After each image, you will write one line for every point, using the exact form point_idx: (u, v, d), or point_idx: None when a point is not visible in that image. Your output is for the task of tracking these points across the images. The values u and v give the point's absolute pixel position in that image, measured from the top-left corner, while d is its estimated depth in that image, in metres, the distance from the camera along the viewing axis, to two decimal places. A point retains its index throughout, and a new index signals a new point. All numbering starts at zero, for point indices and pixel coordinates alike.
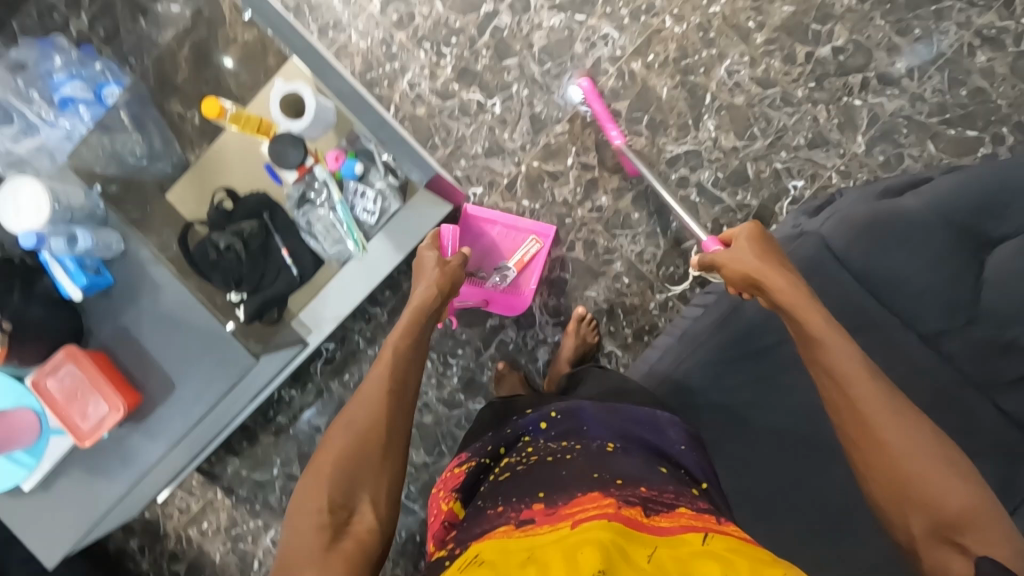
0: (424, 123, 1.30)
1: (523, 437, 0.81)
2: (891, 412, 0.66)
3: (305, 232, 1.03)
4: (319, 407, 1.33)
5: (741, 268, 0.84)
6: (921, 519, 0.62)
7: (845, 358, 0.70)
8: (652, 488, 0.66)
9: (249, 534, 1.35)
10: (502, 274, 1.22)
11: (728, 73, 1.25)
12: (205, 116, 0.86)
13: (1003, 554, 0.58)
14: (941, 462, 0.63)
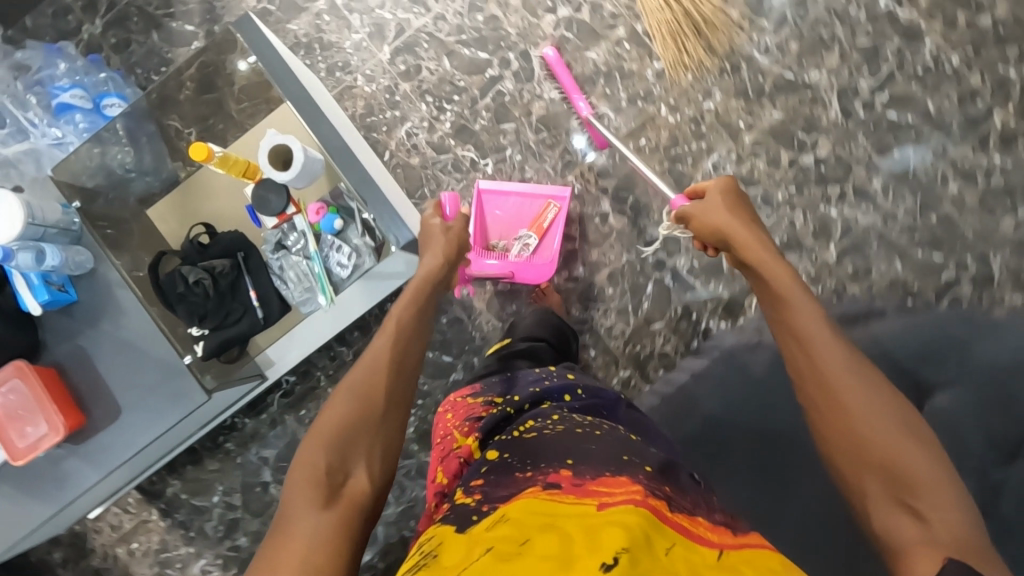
0: (416, 172, 1.32)
1: (545, 401, 0.83)
2: (858, 380, 0.65)
3: (277, 276, 0.97)
4: (271, 440, 1.32)
5: (712, 226, 0.87)
6: (881, 488, 0.61)
7: (814, 322, 0.69)
8: (677, 489, 0.64)
9: (178, 561, 1.31)
10: (526, 242, 1.25)
11: (715, 166, 1.29)
12: (193, 159, 0.84)
13: (955, 519, 0.57)
14: (904, 432, 0.62)
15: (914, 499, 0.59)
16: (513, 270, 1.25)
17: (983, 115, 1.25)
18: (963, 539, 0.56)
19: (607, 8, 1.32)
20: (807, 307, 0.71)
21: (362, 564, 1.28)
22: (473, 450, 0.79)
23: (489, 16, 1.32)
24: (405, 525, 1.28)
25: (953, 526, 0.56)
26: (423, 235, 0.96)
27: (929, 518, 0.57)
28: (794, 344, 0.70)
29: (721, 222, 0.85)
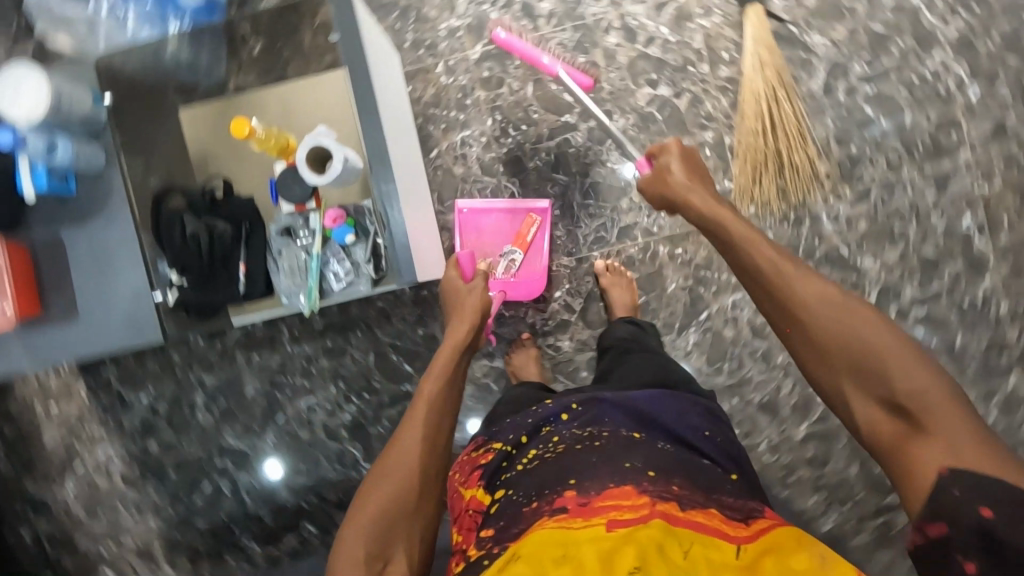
0: (454, 181, 1.28)
1: (544, 427, 0.82)
2: (821, 302, 0.69)
3: (272, 262, 0.91)
4: (215, 368, 1.33)
5: (664, 184, 0.93)
6: (863, 392, 0.65)
7: (772, 255, 0.75)
8: (685, 486, 0.69)
9: (88, 438, 1.34)
10: (512, 260, 1.20)
11: (733, 304, 1.28)
12: (232, 132, 0.80)
13: (935, 398, 0.60)
14: (876, 333, 0.65)
15: (900, 398, 0.62)
16: (503, 288, 1.21)
17: (1002, 371, 1.24)
18: (951, 426, 0.59)
19: (705, 107, 1.26)
20: (761, 246, 0.76)
21: (253, 512, 1.33)
22: (482, 500, 0.79)
23: (591, 62, 1.26)
24: (305, 498, 1.33)
25: (937, 412, 0.60)
26: (455, 301, 1.00)
27: (918, 418, 0.61)
28: (759, 281, 0.75)
29: (674, 180, 0.92)
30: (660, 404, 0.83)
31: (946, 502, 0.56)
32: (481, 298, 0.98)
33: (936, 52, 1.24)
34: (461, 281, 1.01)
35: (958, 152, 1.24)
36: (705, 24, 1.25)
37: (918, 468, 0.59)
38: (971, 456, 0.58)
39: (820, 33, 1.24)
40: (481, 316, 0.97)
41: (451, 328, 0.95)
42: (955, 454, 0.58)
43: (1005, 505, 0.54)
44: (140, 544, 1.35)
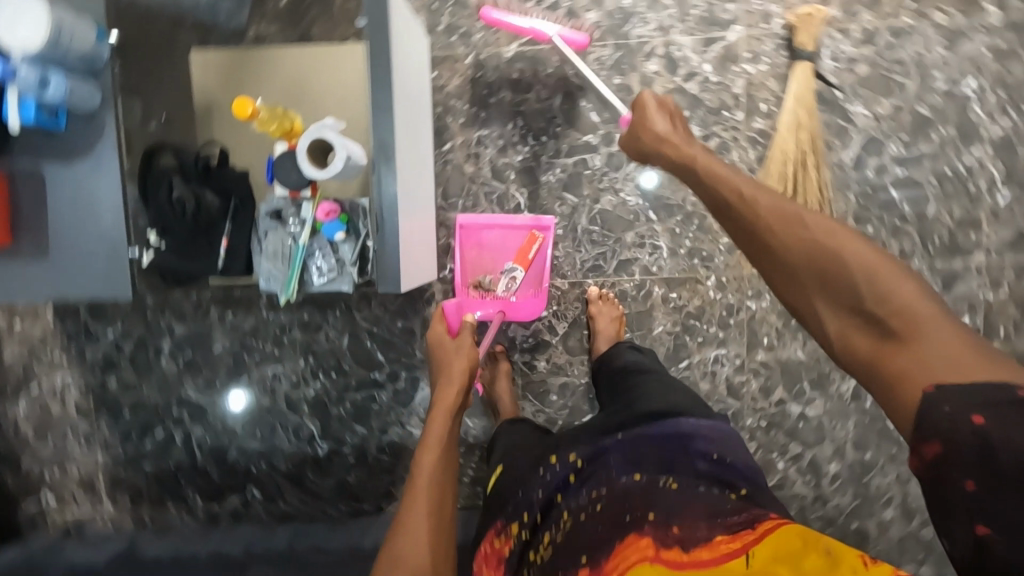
0: (462, 179, 1.24)
1: (555, 495, 0.83)
2: (775, 219, 0.65)
3: (256, 241, 0.88)
4: (187, 318, 1.30)
5: (635, 124, 0.90)
6: (833, 306, 0.61)
7: (727, 179, 0.72)
8: (687, 526, 0.68)
9: (47, 361, 1.32)
10: (512, 278, 1.16)
11: (715, 358, 1.26)
12: (236, 110, 0.79)
13: (910, 300, 0.58)
14: (845, 244, 0.61)
15: (872, 309, 0.59)
16: (503, 308, 1.17)
17: None
18: (930, 332, 0.56)
19: (731, 155, 1.22)
20: (718, 173, 0.74)
21: (201, 466, 1.33)
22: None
23: (625, 86, 1.21)
24: (256, 463, 1.33)
25: (914, 315, 0.57)
26: (439, 363, 1.02)
27: (895, 329, 0.57)
28: (720, 203, 0.72)
29: (647, 118, 0.88)
30: (663, 436, 0.84)
31: (938, 413, 0.53)
32: (467, 355, 1.01)
33: (976, 148, 1.20)
34: (448, 336, 1.04)
35: (973, 253, 1.21)
36: (750, 70, 1.20)
37: (902, 380, 0.56)
38: (959, 362, 0.54)
39: (864, 103, 1.20)
40: (469, 374, 0.99)
41: (440, 390, 0.96)
42: (932, 364, 0.55)
43: (994, 408, 0.52)
44: (84, 475, 1.35)
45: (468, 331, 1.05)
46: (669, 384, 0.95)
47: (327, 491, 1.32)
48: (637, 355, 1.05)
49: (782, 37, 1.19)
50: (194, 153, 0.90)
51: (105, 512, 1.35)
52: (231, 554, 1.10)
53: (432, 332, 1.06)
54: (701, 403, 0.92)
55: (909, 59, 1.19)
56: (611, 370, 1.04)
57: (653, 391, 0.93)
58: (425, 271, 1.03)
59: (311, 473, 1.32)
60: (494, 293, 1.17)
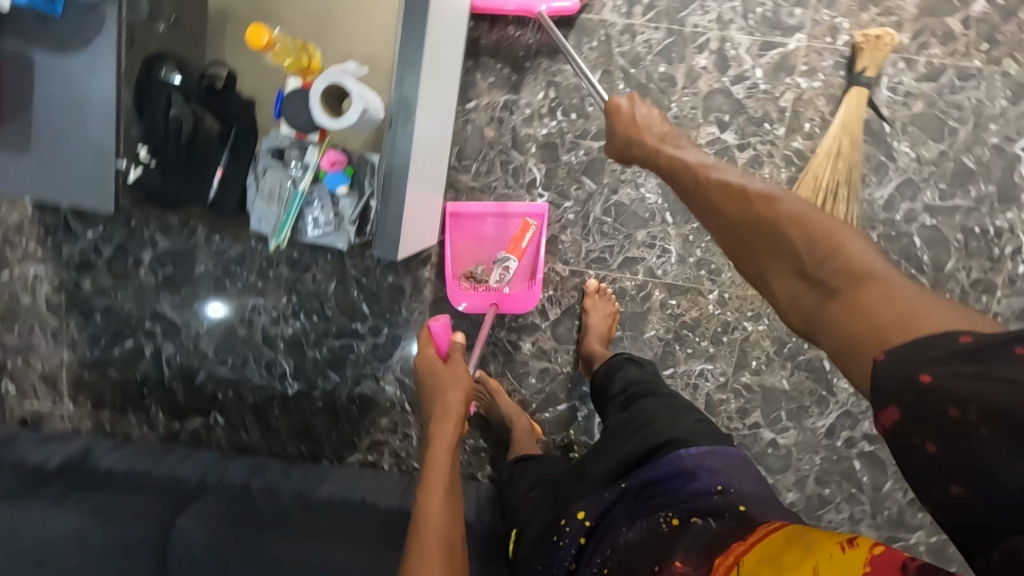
0: (481, 143, 1.18)
1: (571, 564, 0.82)
2: (723, 195, 0.62)
3: (253, 177, 0.82)
4: (173, 233, 1.25)
5: (611, 126, 0.88)
6: (777, 270, 0.54)
7: (683, 165, 0.70)
8: (687, 556, 0.67)
9: (21, 250, 1.28)
10: (506, 267, 1.14)
11: (700, 372, 1.25)
12: (251, 39, 0.75)
13: (852, 256, 0.50)
14: (784, 207, 0.56)
15: (810, 267, 0.52)
16: (497, 300, 1.15)
17: (911, 525, 1.28)
18: (876, 285, 0.48)
19: (762, 171, 1.16)
20: (679, 161, 0.72)
21: (168, 382, 1.32)
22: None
23: (668, 76, 1.14)
24: (223, 390, 1.31)
25: (858, 271, 0.49)
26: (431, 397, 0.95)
27: (835, 285, 0.50)
28: (680, 185, 0.69)
29: (626, 114, 0.87)
30: (663, 477, 0.82)
31: (890, 374, 0.45)
32: (463, 387, 0.94)
33: (1011, 212, 1.15)
34: (438, 360, 0.98)
35: (979, 316, 1.19)
36: (802, 84, 1.13)
37: (851, 340, 0.48)
38: (907, 318, 0.46)
39: (911, 143, 1.14)
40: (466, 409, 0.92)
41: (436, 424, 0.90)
42: (873, 322, 0.47)
43: (950, 365, 0.43)
44: (47, 370, 1.33)
45: (460, 353, 0.99)
46: (675, 408, 0.94)
47: (291, 431, 1.32)
48: (634, 369, 1.05)
49: (844, 55, 1.12)
50: (199, 70, 0.83)
51: (64, 410, 1.34)
52: (184, 479, 1.09)
53: (422, 357, 1.00)
54: (707, 424, 0.93)
55: (969, 105, 1.12)
56: (609, 395, 1.05)
57: (661, 415, 0.93)
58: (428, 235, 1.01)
59: (277, 410, 1.31)
60: (487, 285, 1.16)
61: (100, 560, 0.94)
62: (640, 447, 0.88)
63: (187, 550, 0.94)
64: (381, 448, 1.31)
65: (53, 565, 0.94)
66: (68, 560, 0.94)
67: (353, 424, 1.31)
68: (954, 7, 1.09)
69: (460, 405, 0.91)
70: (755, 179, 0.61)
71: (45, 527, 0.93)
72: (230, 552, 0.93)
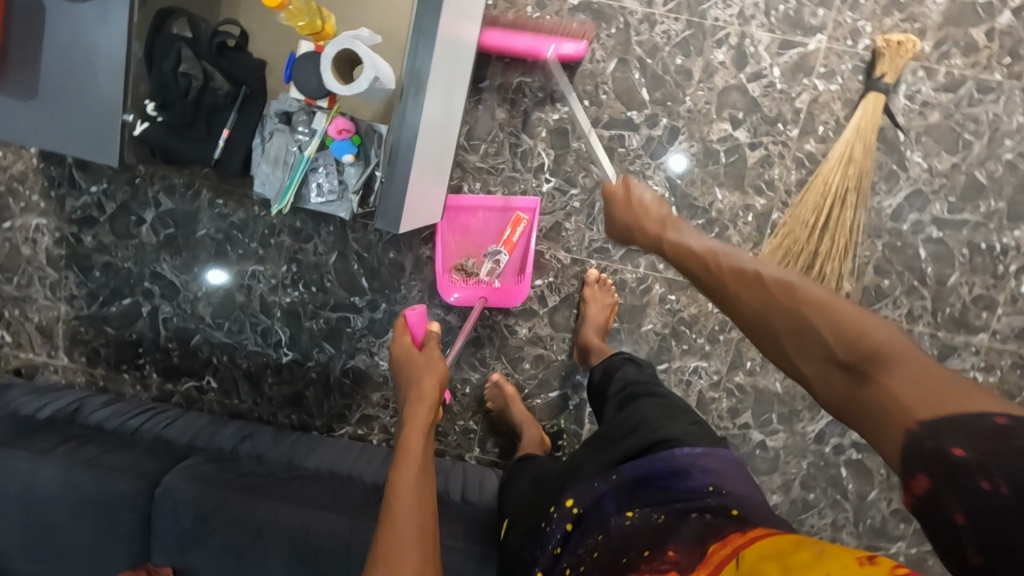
0: (492, 124, 1.18)
1: (557, 547, 0.81)
2: (740, 281, 0.63)
3: (260, 140, 0.83)
4: (176, 194, 1.25)
5: (611, 211, 0.88)
6: (805, 357, 0.56)
7: (690, 250, 0.72)
8: (680, 546, 0.67)
9: (24, 201, 1.28)
10: (496, 261, 1.17)
11: (694, 369, 1.25)
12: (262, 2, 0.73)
13: (876, 339, 0.52)
14: (803, 294, 0.58)
15: (837, 350, 0.53)
16: (486, 294, 1.17)
17: (893, 535, 1.29)
18: (902, 363, 0.50)
19: (772, 172, 1.15)
20: (687, 246, 0.73)
21: (162, 342, 1.32)
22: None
23: (685, 68, 1.13)
24: (218, 354, 1.32)
25: (885, 352, 0.51)
26: (405, 382, 0.95)
27: (863, 368, 0.51)
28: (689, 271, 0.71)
29: (626, 195, 0.86)
30: (657, 473, 0.82)
31: (918, 445, 0.45)
32: (438, 371, 0.95)
33: (1019, 230, 1.14)
34: (414, 348, 0.98)
35: (978, 333, 1.19)
36: (819, 87, 1.12)
37: (881, 419, 0.49)
38: (934, 392, 0.47)
39: (924, 153, 1.13)
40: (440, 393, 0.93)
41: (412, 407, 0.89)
42: (902, 401, 0.48)
43: (976, 436, 0.42)
44: (44, 322, 1.33)
45: (435, 342, 1.00)
46: (670, 409, 0.94)
47: (282, 400, 1.32)
48: (632, 369, 1.06)
49: (864, 59, 1.10)
50: (211, 27, 0.82)
51: (58, 363, 1.35)
52: (173, 439, 1.10)
53: (396, 347, 1.00)
54: (703, 427, 0.93)
55: (986, 119, 1.11)
56: (606, 393, 1.06)
57: (656, 415, 0.93)
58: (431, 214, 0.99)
59: (270, 378, 1.32)
60: (477, 278, 1.19)
61: (86, 511, 0.95)
62: (631, 440, 0.88)
63: (171, 508, 0.95)
64: (371, 423, 1.32)
65: (38, 513, 0.95)
66: (54, 509, 0.95)
67: (346, 398, 1.31)
68: (979, 18, 1.08)
69: (436, 388, 0.92)
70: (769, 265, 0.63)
71: (33, 474, 0.95)
72: (214, 512, 0.94)
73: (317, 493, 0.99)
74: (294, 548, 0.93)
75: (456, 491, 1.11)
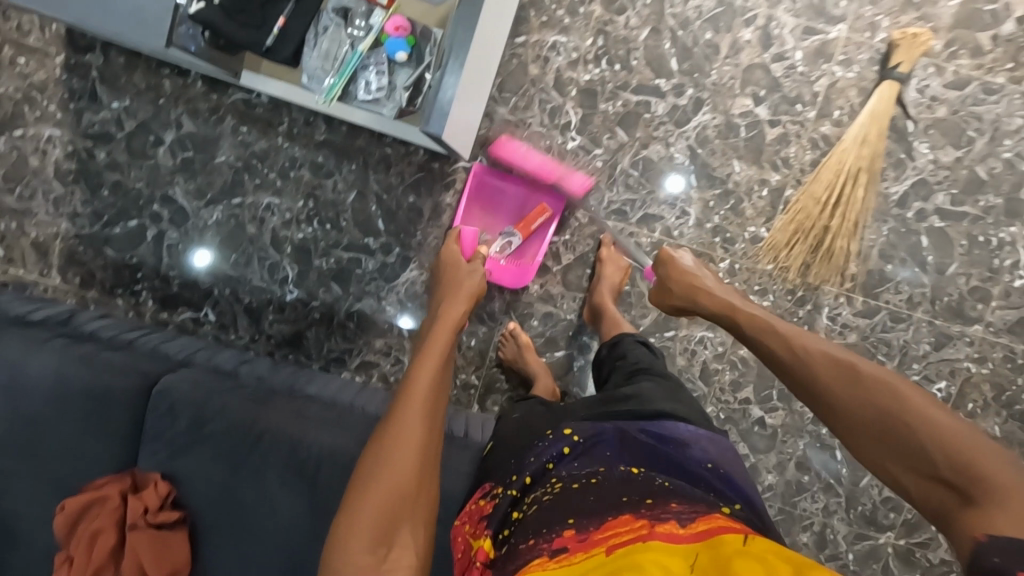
0: (523, 79, 1.21)
1: (548, 463, 0.72)
2: (832, 376, 0.66)
3: (313, 34, 0.84)
4: (200, 117, 1.24)
5: (663, 272, 0.97)
6: (905, 467, 0.59)
7: (776, 338, 0.74)
8: (684, 502, 0.62)
9: (41, 110, 1.25)
10: (507, 242, 1.20)
11: (700, 338, 1.26)
12: None
13: (970, 456, 0.54)
14: (897, 404, 0.61)
15: (940, 469, 0.56)
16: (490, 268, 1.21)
17: (882, 525, 1.29)
18: (997, 489, 0.52)
19: (788, 150, 1.20)
20: (771, 325, 0.77)
21: (163, 270, 1.29)
22: (490, 553, 0.66)
23: (713, 43, 1.19)
24: (220, 286, 1.29)
25: (983, 478, 0.53)
26: (451, 282, 0.99)
27: (969, 492, 0.53)
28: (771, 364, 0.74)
29: (683, 269, 0.94)
30: (662, 438, 0.76)
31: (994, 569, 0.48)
32: (478, 283, 0.99)
33: (1014, 226, 1.20)
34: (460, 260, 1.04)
35: (973, 323, 1.23)
36: (837, 73, 1.18)
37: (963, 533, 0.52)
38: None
39: (930, 145, 1.19)
40: (471, 300, 0.96)
41: (444, 308, 0.92)
42: (995, 524, 0.50)
43: None
44: (41, 238, 1.29)
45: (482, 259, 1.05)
46: (670, 389, 0.87)
47: (282, 338, 1.29)
48: (643, 352, 0.97)
49: (880, 51, 1.17)
50: None
51: (49, 283, 1.30)
52: (169, 352, 1.06)
53: (445, 253, 1.07)
54: (701, 416, 0.85)
55: (988, 118, 1.18)
56: (613, 361, 0.99)
57: (656, 395, 0.85)
58: (463, 138, 1.00)
59: (271, 315, 1.29)
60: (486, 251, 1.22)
61: (74, 404, 0.91)
62: (635, 411, 0.80)
63: (168, 408, 0.91)
64: (370, 370, 1.29)
65: (24, 399, 0.91)
66: (40, 399, 0.91)
67: (349, 345, 1.29)
68: (986, 23, 1.16)
69: (466, 303, 0.94)
70: (872, 368, 0.65)
71: (26, 360, 0.92)
72: (213, 418, 0.91)
73: (320, 412, 0.96)
74: (293, 458, 0.90)
75: (460, 429, 1.09)
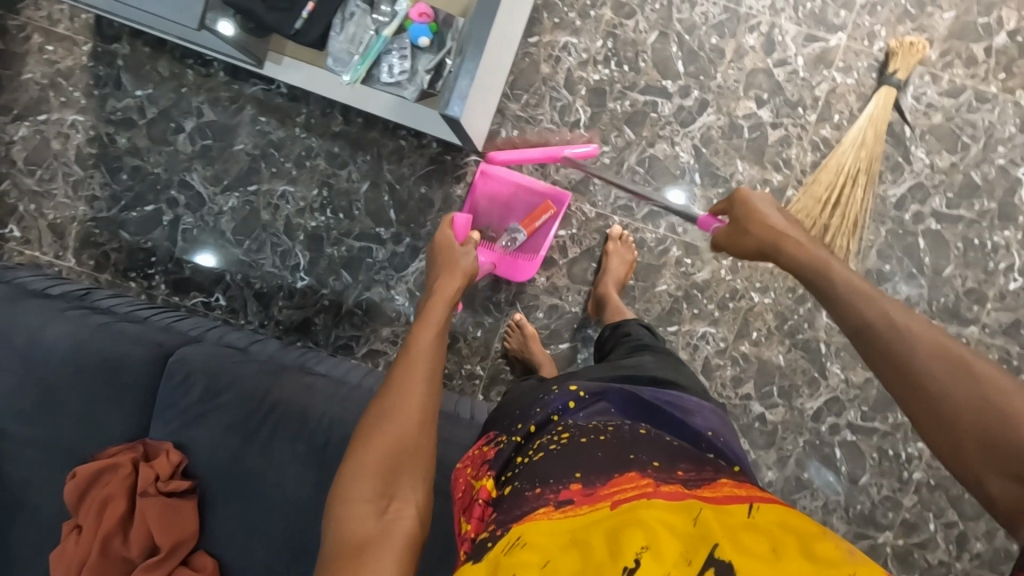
0: (535, 77, 1.25)
1: (552, 415, 0.74)
2: (940, 358, 0.57)
3: (340, 20, 0.87)
4: (221, 106, 1.28)
5: (735, 215, 0.85)
6: (994, 471, 0.53)
7: (873, 307, 0.63)
8: (690, 469, 0.63)
9: (66, 96, 1.29)
10: (512, 237, 1.23)
11: (702, 334, 1.28)
12: None
13: None
14: (1007, 405, 0.53)
15: None
16: (495, 260, 1.24)
17: (881, 524, 1.30)
18: None
19: (789, 151, 1.24)
20: (865, 292, 0.65)
21: (178, 254, 1.31)
22: (491, 492, 0.68)
23: (719, 48, 1.24)
24: (232, 271, 1.31)
25: None
26: (447, 260, 1.02)
27: None
28: (858, 334, 0.63)
29: (759, 212, 0.81)
30: (666, 402, 0.78)
31: None
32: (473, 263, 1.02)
33: (1009, 230, 1.24)
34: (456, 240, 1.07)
35: (969, 324, 1.25)
36: (837, 79, 1.23)
37: None
38: None
39: (926, 150, 1.23)
40: (467, 278, 0.99)
41: (440, 284, 0.95)
42: None
43: None
44: (58, 221, 1.32)
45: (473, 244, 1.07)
46: (668, 361, 0.91)
47: (291, 324, 1.32)
48: (643, 331, 1.00)
49: (878, 59, 1.22)
50: None
51: (64, 264, 1.32)
52: (182, 328, 1.08)
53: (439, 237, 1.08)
54: (700, 387, 0.88)
55: (982, 126, 1.23)
56: (616, 339, 1.01)
57: (656, 365, 0.88)
58: (478, 125, 1.04)
59: (280, 301, 1.31)
60: (494, 245, 1.26)
61: (89, 372, 0.93)
62: (636, 379, 0.83)
63: (183, 377, 0.94)
64: (377, 358, 1.31)
65: (40, 366, 0.93)
66: (56, 367, 0.93)
67: (356, 332, 1.31)
68: (980, 35, 1.21)
69: (460, 281, 0.97)
70: (982, 360, 0.56)
71: (44, 328, 0.94)
72: (226, 387, 0.93)
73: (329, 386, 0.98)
74: (302, 428, 0.92)
75: (466, 412, 1.13)
